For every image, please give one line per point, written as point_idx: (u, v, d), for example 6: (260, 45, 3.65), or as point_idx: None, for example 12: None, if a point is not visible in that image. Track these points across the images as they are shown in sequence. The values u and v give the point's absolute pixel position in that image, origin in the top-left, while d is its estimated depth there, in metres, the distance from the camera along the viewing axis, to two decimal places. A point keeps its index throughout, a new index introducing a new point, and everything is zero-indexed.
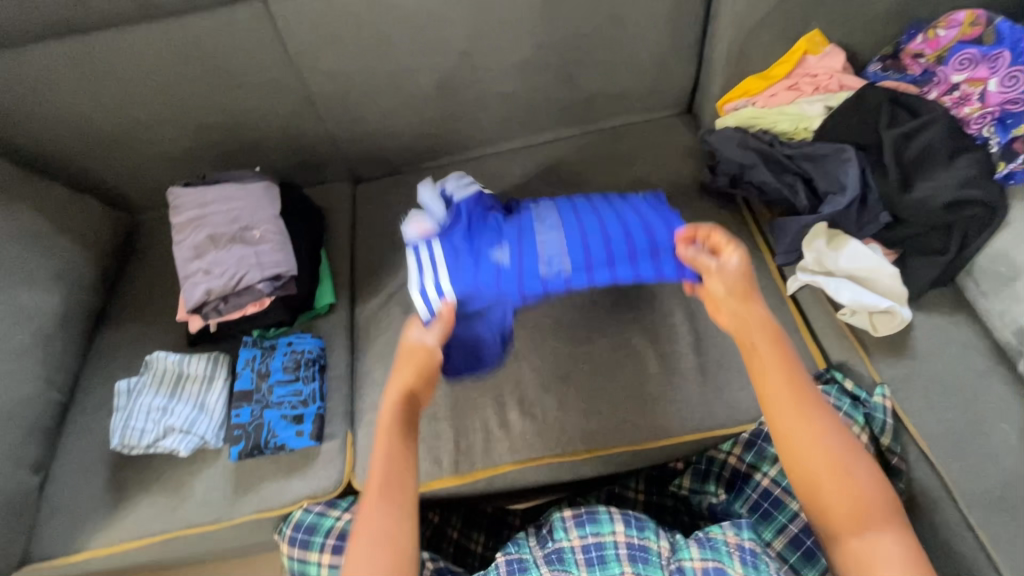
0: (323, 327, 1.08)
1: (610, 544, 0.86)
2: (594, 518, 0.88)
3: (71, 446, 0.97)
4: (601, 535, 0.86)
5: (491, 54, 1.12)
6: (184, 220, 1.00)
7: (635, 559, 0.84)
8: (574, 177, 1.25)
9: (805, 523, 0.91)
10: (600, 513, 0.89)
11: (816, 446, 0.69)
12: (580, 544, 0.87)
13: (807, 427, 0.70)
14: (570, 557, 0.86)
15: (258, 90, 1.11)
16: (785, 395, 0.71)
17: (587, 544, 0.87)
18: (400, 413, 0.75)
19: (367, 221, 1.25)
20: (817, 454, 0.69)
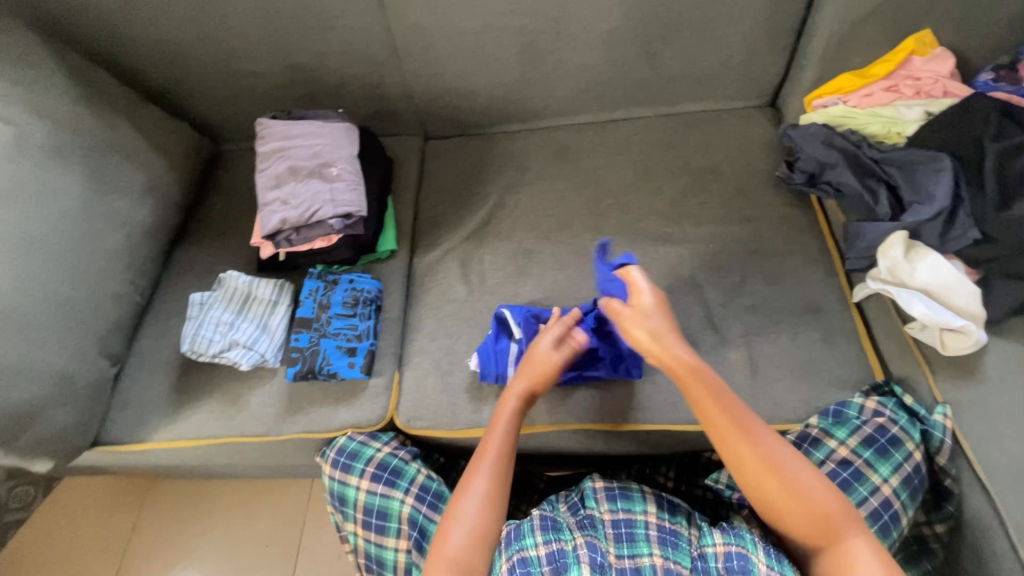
0: (382, 271, 1.12)
1: (640, 523, 0.83)
2: (626, 494, 0.87)
3: (146, 346, 1.05)
4: (633, 511, 0.84)
5: (579, 22, 1.11)
6: (268, 150, 1.04)
7: (665, 542, 0.80)
8: (644, 157, 1.23)
9: None
10: (634, 492, 0.88)
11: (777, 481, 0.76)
12: (610, 519, 0.84)
13: (768, 468, 0.76)
14: (599, 527, 0.83)
15: (347, 36, 1.13)
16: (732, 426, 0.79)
17: (618, 516, 0.84)
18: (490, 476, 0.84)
19: (434, 176, 1.28)
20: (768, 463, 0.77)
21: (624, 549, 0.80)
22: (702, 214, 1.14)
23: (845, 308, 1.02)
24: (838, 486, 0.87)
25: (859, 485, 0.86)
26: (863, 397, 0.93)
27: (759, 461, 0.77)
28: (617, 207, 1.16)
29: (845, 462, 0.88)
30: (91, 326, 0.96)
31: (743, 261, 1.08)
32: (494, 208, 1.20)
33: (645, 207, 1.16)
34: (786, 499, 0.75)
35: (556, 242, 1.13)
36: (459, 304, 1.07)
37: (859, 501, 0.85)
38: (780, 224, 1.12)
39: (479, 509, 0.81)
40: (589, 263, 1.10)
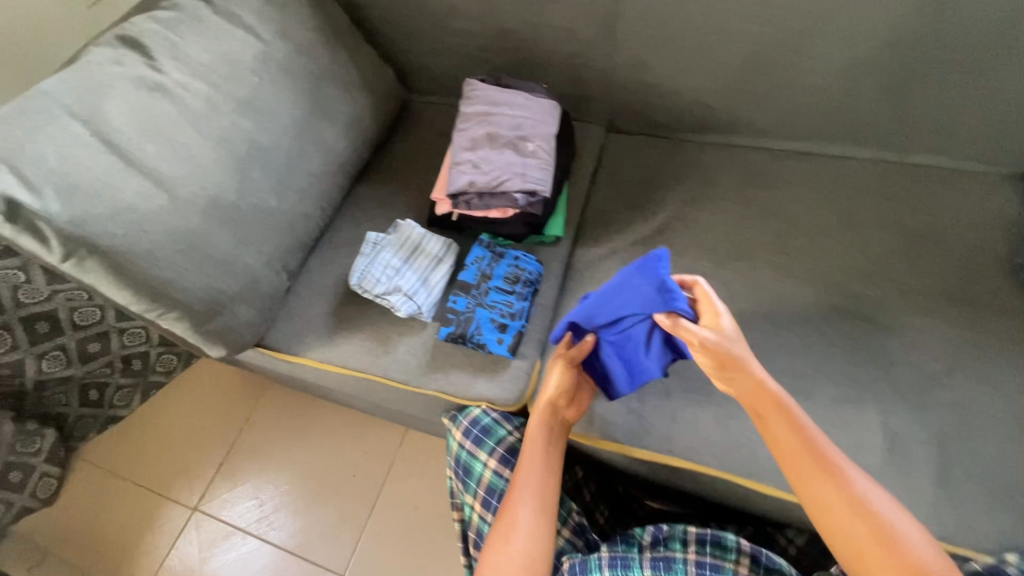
0: (543, 255, 1.10)
1: (728, 570, 0.82)
2: (718, 540, 0.84)
3: (317, 268, 1.12)
4: (723, 558, 0.83)
5: (827, 40, 0.99)
6: (472, 111, 1.05)
7: None
8: (850, 203, 1.09)
9: None
10: (726, 538, 0.85)
11: (847, 518, 0.69)
12: (695, 560, 0.83)
13: (844, 504, 0.70)
14: (679, 567, 0.83)
15: (570, 12, 1.10)
16: (786, 446, 0.75)
17: (705, 560, 0.83)
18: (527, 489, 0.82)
19: (611, 171, 1.23)
20: (836, 492, 0.70)
21: None
22: (910, 283, 1.00)
23: None
24: None
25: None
26: None
27: (817, 494, 0.72)
28: (809, 251, 1.05)
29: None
30: (282, 240, 1.02)
31: (950, 348, 0.93)
32: (669, 218, 1.13)
33: (842, 259, 1.03)
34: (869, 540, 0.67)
35: (731, 271, 1.05)
36: None
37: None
38: (1007, 318, 0.95)
39: (528, 529, 0.78)
40: (764, 303, 1.01)
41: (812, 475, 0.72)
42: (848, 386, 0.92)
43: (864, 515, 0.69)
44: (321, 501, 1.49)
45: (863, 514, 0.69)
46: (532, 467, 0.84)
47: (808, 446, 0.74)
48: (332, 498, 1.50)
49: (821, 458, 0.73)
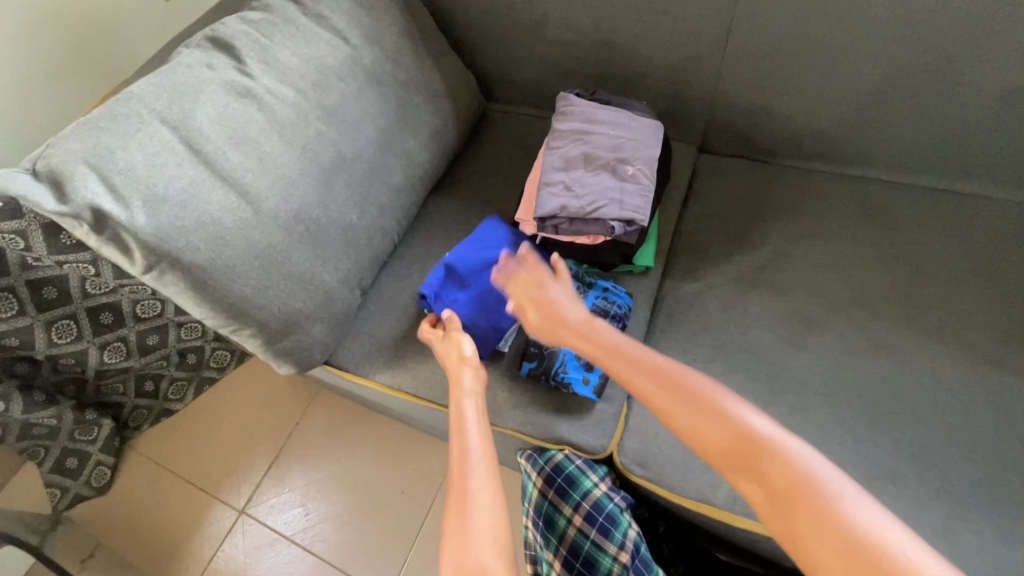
0: (632, 287, 1.02)
1: None
2: None
3: (389, 286, 1.07)
4: None
5: (979, 65, 0.88)
6: (566, 129, 0.97)
7: None
8: (987, 249, 0.97)
9: None
10: None
11: (837, 535, 0.50)
12: None
13: (816, 512, 0.51)
14: None
15: (678, 24, 1.01)
16: (723, 457, 0.59)
17: None
18: (458, 503, 0.67)
19: (705, 196, 1.13)
20: (792, 491, 0.53)
21: None
22: None
23: None
24: None
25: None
26: None
27: (763, 493, 0.55)
28: (939, 302, 0.93)
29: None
30: (359, 256, 0.97)
31: None
32: (774, 253, 1.03)
33: (978, 314, 0.91)
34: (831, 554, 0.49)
35: (846, 319, 0.94)
36: (713, 354, 0.94)
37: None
38: None
39: (488, 538, 0.64)
40: (885, 358, 0.90)
41: (752, 486, 0.56)
42: (989, 465, 0.81)
43: (822, 516, 0.51)
44: (368, 516, 1.44)
45: (843, 525, 0.50)
46: (471, 483, 0.68)
47: (714, 431, 0.60)
48: (379, 514, 1.45)
49: (695, 391, 0.63)
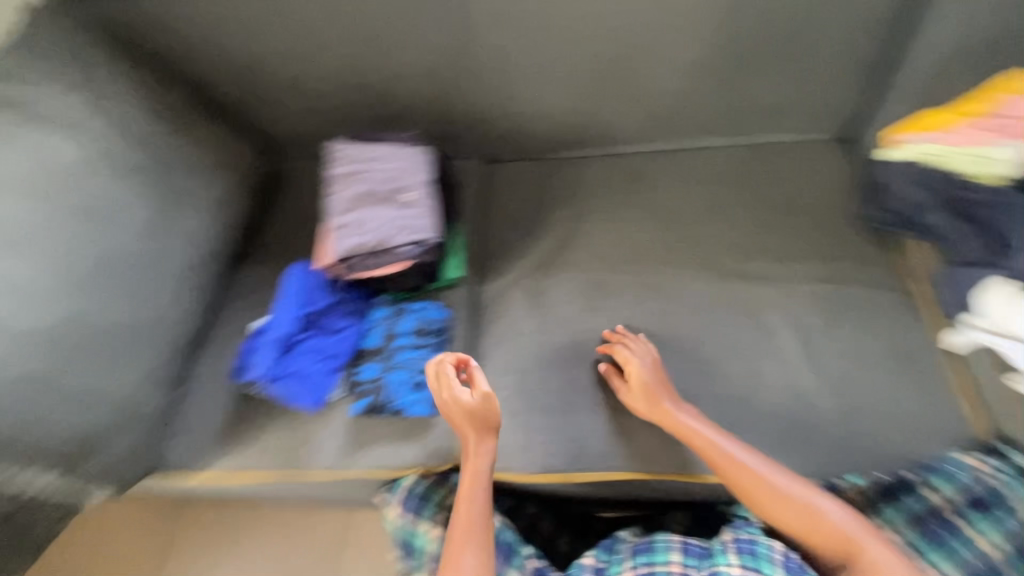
0: (447, 301, 1.08)
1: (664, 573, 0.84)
2: (649, 547, 0.87)
3: (204, 371, 1.02)
4: (654, 563, 0.85)
5: (664, 48, 1.07)
6: (341, 172, 1.02)
7: None
8: (717, 189, 1.18)
9: None
10: (656, 542, 0.88)
11: (830, 532, 0.79)
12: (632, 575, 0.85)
13: (824, 518, 0.80)
14: None
15: (422, 59, 1.10)
16: (727, 471, 0.84)
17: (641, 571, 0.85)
18: None
19: (497, 201, 1.24)
20: (809, 513, 0.81)
21: None
22: (782, 251, 1.09)
23: (934, 356, 0.97)
24: (934, 543, 0.83)
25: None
26: (965, 454, 0.88)
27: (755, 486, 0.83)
28: (692, 241, 1.12)
29: (942, 517, 0.84)
30: (156, 351, 0.93)
31: (825, 302, 1.03)
32: (562, 237, 1.16)
33: (721, 243, 1.12)
34: (830, 534, 0.79)
35: (628, 275, 1.09)
36: (530, 339, 1.04)
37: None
38: (861, 264, 1.07)
39: None
40: (663, 299, 1.06)
41: (737, 472, 0.84)
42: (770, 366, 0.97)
43: (822, 524, 0.80)
44: None
45: (836, 525, 0.79)
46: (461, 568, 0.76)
47: (761, 472, 0.84)
48: None
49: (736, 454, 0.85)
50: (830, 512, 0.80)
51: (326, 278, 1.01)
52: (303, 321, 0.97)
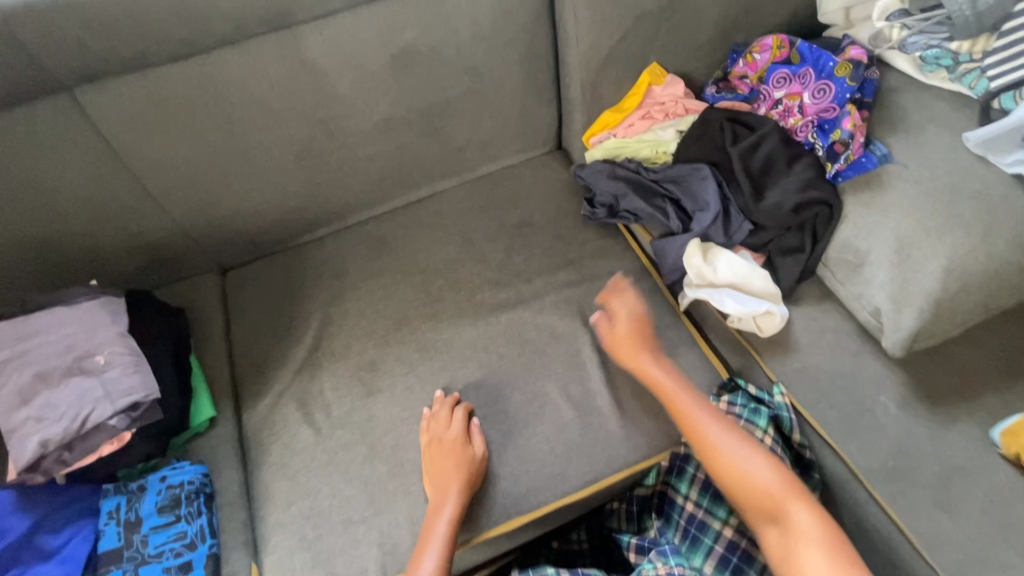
0: (205, 447, 0.95)
1: None
2: None
3: None
4: None
5: (349, 117, 1.07)
6: (2, 361, 0.84)
7: None
8: (460, 228, 1.21)
9: (729, 541, 0.89)
10: None
11: (754, 486, 0.80)
12: None
13: (746, 459, 0.82)
14: None
15: (80, 193, 0.97)
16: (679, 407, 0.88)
17: None
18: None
19: (242, 311, 1.12)
20: (734, 462, 0.82)
21: None
22: (531, 269, 1.14)
23: (677, 319, 1.08)
24: (712, 495, 0.92)
25: (704, 536, 0.90)
26: (717, 400, 0.98)
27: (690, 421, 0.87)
28: (449, 287, 1.13)
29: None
30: None
31: (579, 303, 1.10)
32: (320, 327, 1.08)
33: (476, 279, 1.13)
34: (740, 482, 0.81)
35: (396, 344, 1.06)
36: (310, 453, 0.94)
37: (717, 533, 0.89)
38: (599, 257, 1.16)
39: None
40: (435, 355, 1.04)
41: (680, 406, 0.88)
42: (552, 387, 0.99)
43: (739, 467, 0.82)
44: None
45: (758, 475, 0.81)
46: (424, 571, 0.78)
47: (705, 411, 0.87)
48: None
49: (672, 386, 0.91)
50: (751, 463, 0.82)
51: (20, 493, 0.82)
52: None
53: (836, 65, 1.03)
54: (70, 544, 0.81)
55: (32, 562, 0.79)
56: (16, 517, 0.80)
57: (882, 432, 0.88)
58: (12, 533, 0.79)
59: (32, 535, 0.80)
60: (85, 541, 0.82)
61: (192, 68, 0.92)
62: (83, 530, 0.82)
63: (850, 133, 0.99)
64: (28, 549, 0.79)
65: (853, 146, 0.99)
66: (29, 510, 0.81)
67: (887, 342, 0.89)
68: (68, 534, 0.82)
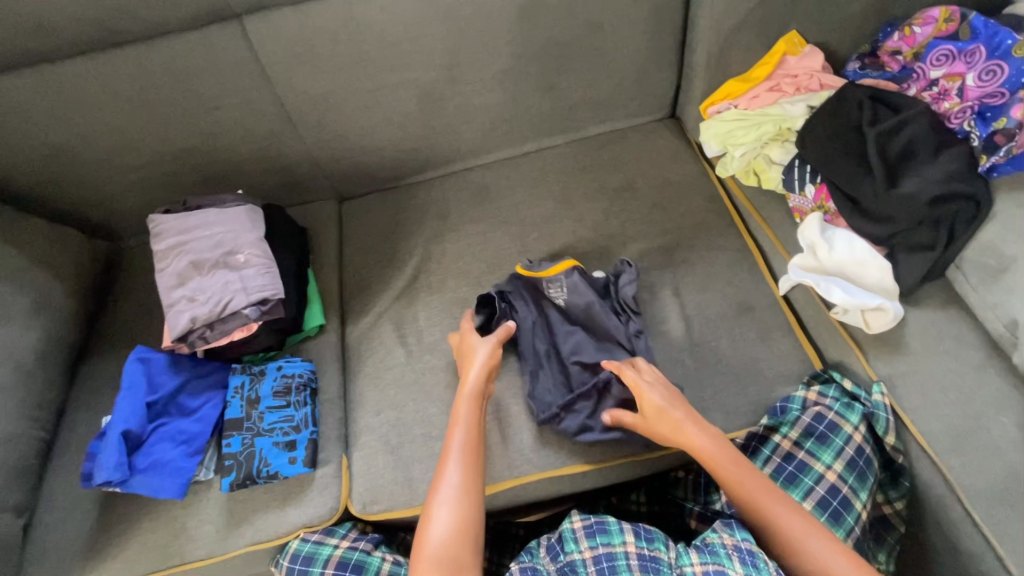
0: (313, 350, 1.06)
1: (620, 555, 0.81)
2: (603, 527, 0.84)
3: (58, 484, 0.96)
4: (611, 544, 0.82)
5: (471, 65, 1.10)
6: (166, 247, 0.99)
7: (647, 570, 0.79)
8: (561, 185, 1.22)
9: None
10: (610, 523, 0.84)
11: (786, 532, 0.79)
12: (592, 557, 0.81)
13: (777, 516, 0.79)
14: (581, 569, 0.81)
15: (235, 113, 1.09)
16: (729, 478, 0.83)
17: (598, 552, 0.82)
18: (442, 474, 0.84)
19: (353, 238, 1.22)
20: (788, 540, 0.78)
21: None
22: (627, 233, 1.15)
23: (774, 303, 1.04)
24: (787, 479, 0.91)
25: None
26: (805, 389, 0.95)
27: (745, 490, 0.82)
28: (543, 240, 1.16)
29: (789, 454, 0.92)
30: None
31: (672, 273, 1.09)
32: (421, 261, 1.16)
33: (571, 236, 1.16)
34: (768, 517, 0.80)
35: (488, 286, 1.11)
36: (400, 370, 1.03)
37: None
38: (700, 230, 1.13)
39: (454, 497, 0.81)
40: None
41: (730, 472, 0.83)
42: (642, 342, 0.99)
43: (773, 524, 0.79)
44: None
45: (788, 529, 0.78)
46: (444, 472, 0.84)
47: (756, 487, 0.82)
48: None
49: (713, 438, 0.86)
50: (788, 518, 0.79)
51: (171, 357, 0.97)
52: (152, 410, 0.93)
53: (1015, 43, 0.89)
54: (204, 407, 0.96)
55: (176, 416, 0.94)
56: (168, 378, 0.95)
57: (1000, 453, 0.80)
58: (164, 389, 0.94)
59: (177, 394, 0.95)
60: (216, 408, 0.96)
61: (340, 5, 0.98)
62: (215, 399, 0.97)
63: (1018, 123, 0.88)
64: (173, 405, 0.95)
65: (1019, 138, 0.88)
66: (177, 373, 0.97)
67: (1017, 355, 0.81)
68: (203, 400, 0.96)
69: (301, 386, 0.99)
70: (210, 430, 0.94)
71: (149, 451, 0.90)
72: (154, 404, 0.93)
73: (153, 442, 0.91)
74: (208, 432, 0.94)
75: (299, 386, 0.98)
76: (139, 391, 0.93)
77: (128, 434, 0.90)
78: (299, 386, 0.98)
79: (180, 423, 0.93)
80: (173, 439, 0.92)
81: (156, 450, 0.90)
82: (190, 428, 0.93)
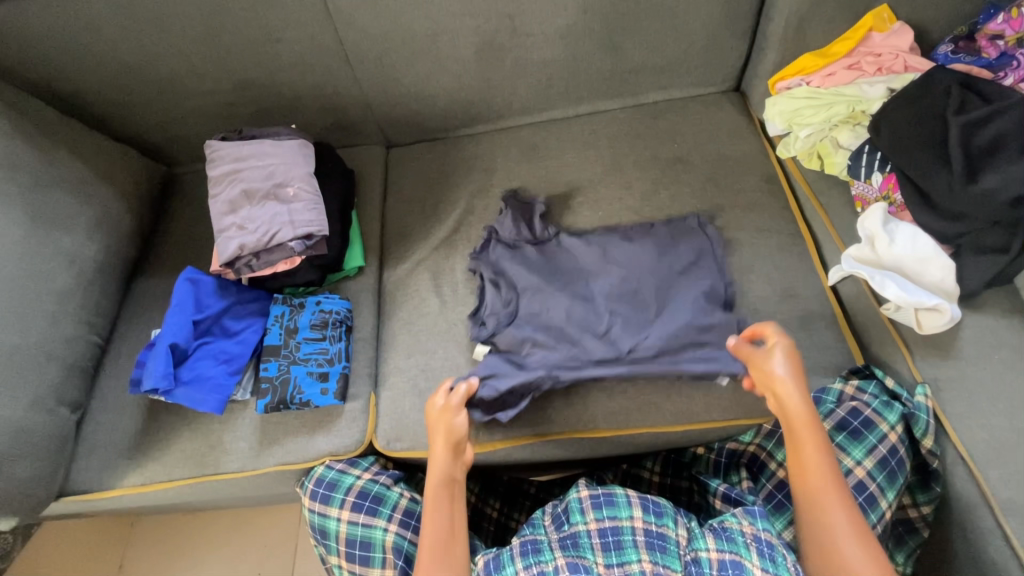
0: (351, 290, 1.09)
1: (627, 529, 0.79)
2: (611, 501, 0.82)
3: (109, 386, 1.03)
4: (618, 518, 0.80)
5: (535, 17, 1.07)
6: (220, 173, 1.02)
7: (654, 547, 0.77)
8: (612, 151, 1.19)
9: None
10: (619, 496, 0.82)
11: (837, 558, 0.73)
12: (596, 529, 0.79)
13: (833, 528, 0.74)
14: (585, 541, 0.79)
15: (295, 48, 1.09)
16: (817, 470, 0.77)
17: (604, 525, 0.80)
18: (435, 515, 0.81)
19: (398, 185, 1.23)
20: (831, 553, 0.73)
21: (612, 559, 0.77)
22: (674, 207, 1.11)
23: (820, 293, 1.01)
24: None
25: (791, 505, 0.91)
26: (843, 382, 0.95)
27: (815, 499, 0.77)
28: (587, 205, 1.14)
29: None
30: (43, 375, 0.93)
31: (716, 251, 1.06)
32: (462, 214, 1.16)
33: (616, 204, 1.13)
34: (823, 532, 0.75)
35: None
36: (433, 319, 1.05)
37: None
38: (751, 211, 1.09)
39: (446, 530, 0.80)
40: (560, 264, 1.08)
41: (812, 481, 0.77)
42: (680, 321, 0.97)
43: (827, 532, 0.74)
44: None
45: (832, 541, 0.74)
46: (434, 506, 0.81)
47: (830, 480, 0.77)
48: None
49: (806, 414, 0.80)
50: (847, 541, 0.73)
51: (217, 281, 1.01)
52: (198, 327, 0.97)
53: None
54: (245, 331, 1.00)
55: (218, 338, 0.98)
56: (214, 300, 0.99)
57: None
58: (210, 310, 0.99)
59: (221, 316, 0.99)
60: (256, 334, 1.01)
61: None
62: (256, 325, 1.01)
63: None
64: (217, 325, 0.99)
65: None
66: (222, 297, 1.00)
67: None
68: (244, 324, 1.01)
69: (338, 318, 1.02)
70: (249, 353, 0.99)
71: (193, 366, 0.95)
72: (199, 322, 0.97)
73: (198, 358, 0.96)
74: (248, 355, 0.99)
75: (338, 318, 1.02)
76: (187, 308, 0.97)
77: (176, 348, 0.94)
78: (336, 317, 1.01)
79: (223, 344, 0.98)
80: (215, 358, 0.97)
81: (200, 366, 0.95)
82: (231, 350, 0.98)
